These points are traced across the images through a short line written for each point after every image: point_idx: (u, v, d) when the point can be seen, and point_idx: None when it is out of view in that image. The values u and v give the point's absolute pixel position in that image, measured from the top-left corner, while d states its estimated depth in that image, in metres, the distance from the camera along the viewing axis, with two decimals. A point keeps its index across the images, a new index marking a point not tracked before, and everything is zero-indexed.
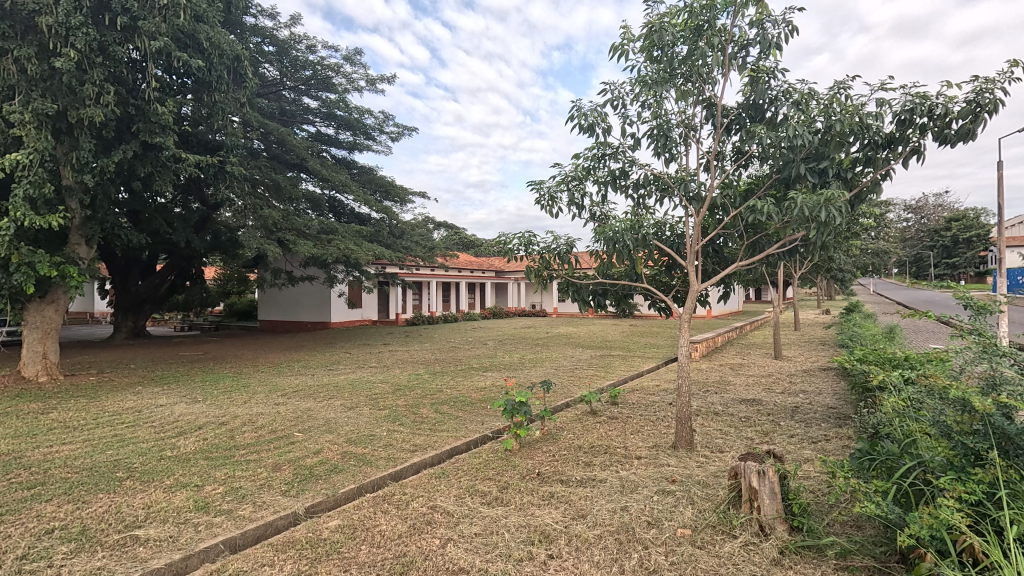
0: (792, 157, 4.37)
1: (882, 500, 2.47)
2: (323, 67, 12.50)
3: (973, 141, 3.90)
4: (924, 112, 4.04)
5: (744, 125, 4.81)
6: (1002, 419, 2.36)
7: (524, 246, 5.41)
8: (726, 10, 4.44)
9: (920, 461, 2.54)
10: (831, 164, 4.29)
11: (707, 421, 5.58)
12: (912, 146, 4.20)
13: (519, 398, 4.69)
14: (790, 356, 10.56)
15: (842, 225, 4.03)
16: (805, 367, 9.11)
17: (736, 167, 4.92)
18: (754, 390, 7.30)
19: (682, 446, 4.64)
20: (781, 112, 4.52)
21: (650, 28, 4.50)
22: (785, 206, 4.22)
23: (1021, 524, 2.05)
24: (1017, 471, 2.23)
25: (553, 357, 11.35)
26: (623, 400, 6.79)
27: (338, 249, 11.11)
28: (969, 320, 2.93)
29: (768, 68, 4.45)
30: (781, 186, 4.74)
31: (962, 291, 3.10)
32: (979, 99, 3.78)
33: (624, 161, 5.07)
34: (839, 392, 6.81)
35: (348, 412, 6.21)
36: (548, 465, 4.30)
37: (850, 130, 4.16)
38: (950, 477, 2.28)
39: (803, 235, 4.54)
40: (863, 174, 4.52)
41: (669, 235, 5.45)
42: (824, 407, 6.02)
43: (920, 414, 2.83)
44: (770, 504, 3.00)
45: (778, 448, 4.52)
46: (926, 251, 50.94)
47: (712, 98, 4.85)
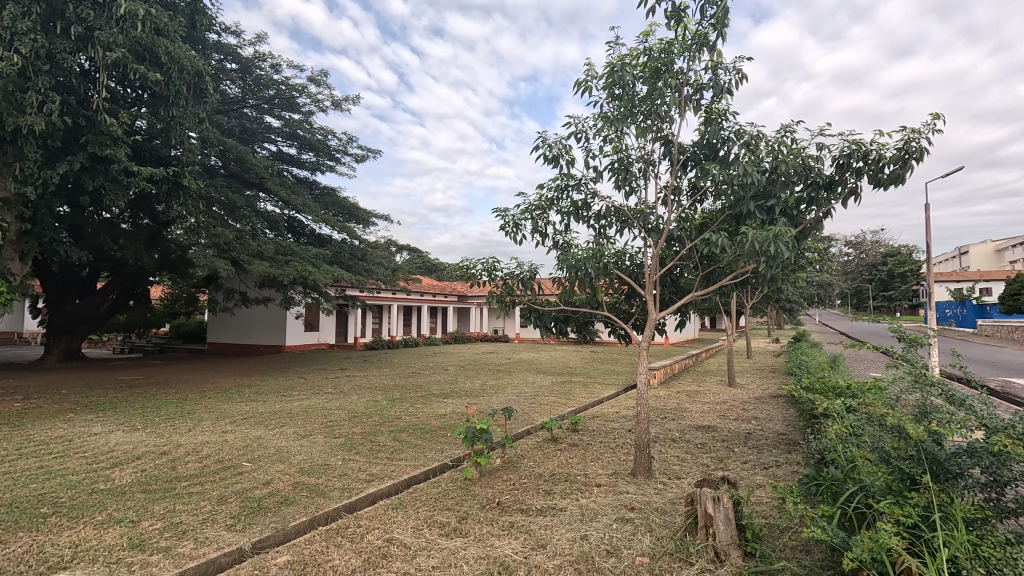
0: (743, 195, 4.63)
1: (827, 523, 2.56)
2: (287, 87, 12.43)
3: (902, 186, 4.25)
4: (859, 157, 4.39)
5: (698, 162, 5.07)
6: (932, 444, 2.51)
7: (488, 272, 5.45)
8: (683, 55, 4.72)
9: (862, 486, 2.67)
10: (778, 203, 4.56)
11: (665, 447, 5.68)
12: (850, 187, 4.53)
13: (479, 425, 4.62)
14: (743, 383, 10.88)
15: (788, 259, 4.26)
16: (757, 394, 9.40)
17: (691, 203, 5.17)
18: (709, 416, 7.49)
19: (641, 473, 4.68)
20: (733, 152, 4.80)
21: (611, 67, 4.74)
22: (736, 240, 4.45)
23: (952, 546, 2.18)
24: (947, 495, 2.38)
25: (514, 384, 11.28)
26: (584, 427, 6.83)
27: (294, 270, 10.79)
28: (903, 351, 3.12)
29: (721, 111, 4.74)
30: (732, 221, 5.02)
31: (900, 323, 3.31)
32: (908, 147, 4.13)
33: (586, 192, 5.24)
34: (788, 419, 7.05)
35: (301, 440, 5.95)
36: (508, 494, 4.24)
37: (795, 170, 4.47)
38: (888, 502, 2.40)
39: (753, 268, 4.78)
40: (806, 212, 4.84)
41: (628, 264, 5.61)
42: (775, 434, 6.23)
43: (861, 440, 2.97)
44: (724, 530, 3.07)
45: (733, 474, 4.66)
46: (865, 285, 54.15)
47: (670, 136, 5.09)
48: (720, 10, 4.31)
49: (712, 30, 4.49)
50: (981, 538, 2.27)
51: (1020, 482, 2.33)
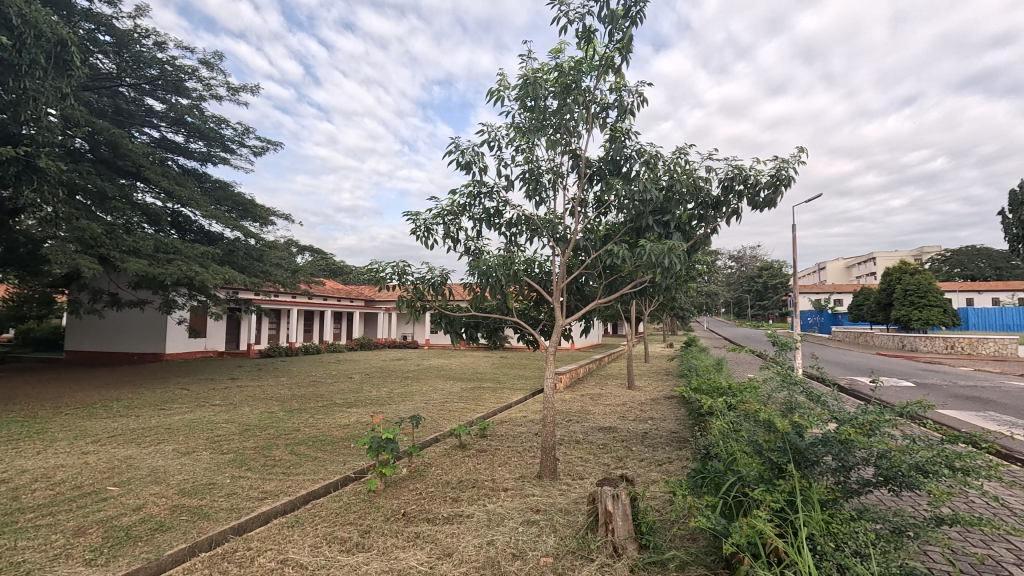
0: (642, 210, 4.97)
1: (710, 512, 2.81)
2: (173, 68, 11.27)
3: (774, 208, 4.82)
4: (741, 180, 4.90)
5: (603, 176, 5.36)
6: (796, 436, 2.84)
7: (397, 276, 5.32)
8: (591, 74, 4.97)
9: (740, 476, 2.95)
10: (673, 218, 4.95)
11: (569, 449, 5.89)
12: (733, 207, 5.05)
13: (385, 434, 4.48)
14: (641, 386, 11.60)
15: (681, 270, 4.64)
16: (653, 396, 10.08)
17: (596, 215, 5.44)
18: (610, 417, 7.91)
19: (546, 475, 4.81)
20: (634, 169, 5.14)
21: (524, 80, 4.87)
22: (636, 252, 4.76)
23: (810, 526, 2.49)
24: (806, 480, 2.71)
25: (423, 391, 11.08)
26: (492, 432, 6.88)
27: (178, 270, 9.76)
28: (774, 354, 3.52)
29: (624, 130, 5.05)
30: (632, 234, 5.36)
31: (772, 329, 3.73)
32: (780, 175, 4.69)
33: (498, 200, 5.32)
34: (680, 418, 7.64)
35: (182, 458, 5.38)
36: (414, 504, 4.15)
37: (687, 190, 4.89)
38: (761, 489, 2.68)
39: (651, 278, 5.14)
40: (696, 229, 5.31)
41: (538, 272, 5.77)
42: (668, 432, 6.72)
43: (739, 434, 3.29)
44: (622, 526, 3.24)
45: (630, 472, 4.95)
46: (745, 295, 60.34)
47: (578, 150, 5.33)
48: (625, 36, 4.61)
49: (617, 53, 4.78)
50: (832, 516, 2.61)
51: (862, 466, 2.72)
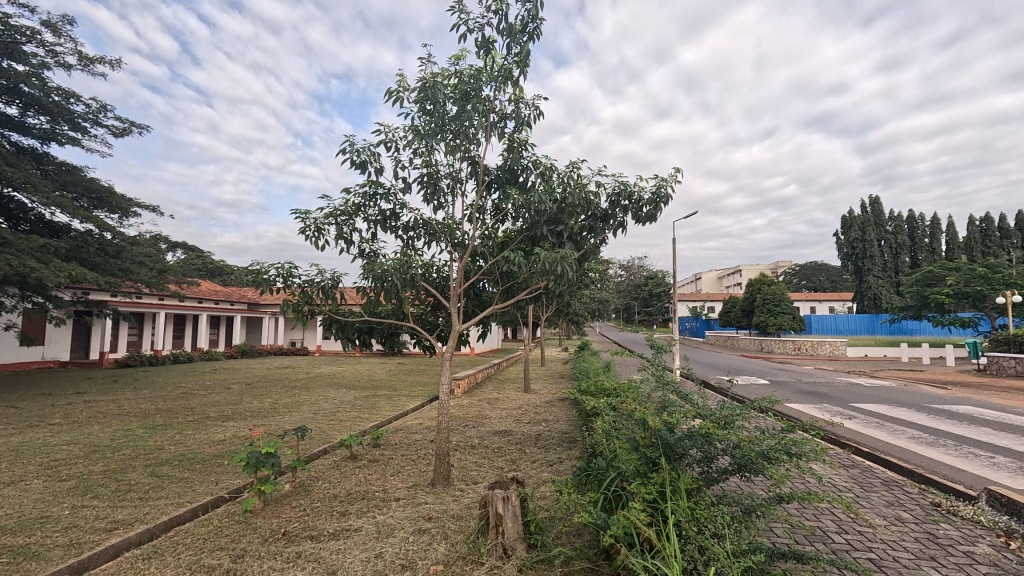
0: (537, 219, 5.15)
1: (592, 508, 2.97)
2: (5, 27, 9.55)
3: (655, 223, 5.26)
4: (626, 196, 5.28)
5: (501, 185, 5.47)
6: (667, 432, 3.11)
7: (283, 278, 4.98)
8: (490, 84, 5.07)
9: (619, 472, 3.16)
10: (566, 228, 5.19)
11: (464, 454, 5.90)
12: (619, 221, 5.43)
13: (265, 449, 4.15)
14: (536, 389, 11.97)
15: (572, 278, 4.87)
16: (547, 398, 10.46)
17: (494, 222, 5.53)
18: (506, 421, 8.05)
19: (440, 482, 4.77)
20: (530, 179, 5.31)
21: (423, 83, 4.83)
22: (531, 259, 4.92)
23: (677, 513, 2.73)
24: (675, 472, 2.98)
25: (312, 400, 10.44)
26: (385, 441, 6.67)
27: (7, 265, 8.24)
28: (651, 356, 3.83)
29: (521, 141, 5.21)
30: (528, 242, 5.53)
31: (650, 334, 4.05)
32: (660, 193, 5.16)
33: (394, 203, 5.20)
34: (571, 419, 8.00)
35: (5, 490, 4.53)
36: (296, 522, 3.89)
37: (579, 202, 5.16)
38: (636, 483, 2.89)
39: (545, 285, 5.33)
40: (588, 240, 5.62)
41: (435, 277, 5.72)
42: (559, 433, 7.00)
43: (620, 432, 3.52)
44: (512, 527, 3.31)
45: (522, 473, 5.08)
46: (633, 302, 64.88)
47: (476, 157, 5.39)
48: (523, 51, 4.77)
49: (515, 66, 4.93)
50: (695, 503, 2.89)
51: (720, 456, 3.05)
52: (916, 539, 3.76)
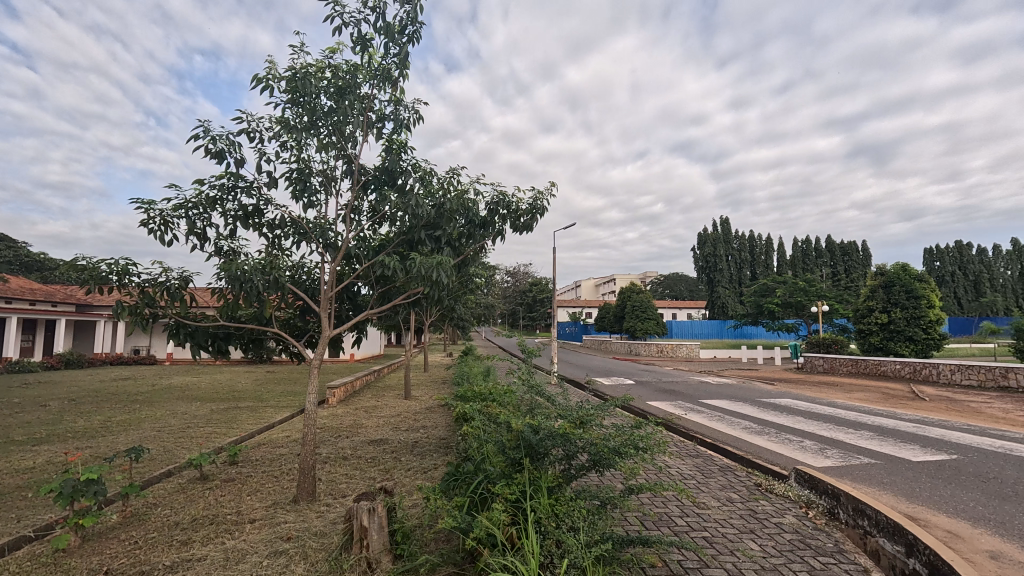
0: (415, 224, 5.10)
1: (458, 512, 3.00)
2: None
3: (531, 233, 5.52)
4: (504, 205, 5.47)
5: (378, 186, 5.33)
6: (530, 433, 3.26)
7: (117, 276, 4.33)
8: (368, 83, 4.92)
9: (486, 475, 3.23)
10: (444, 234, 5.20)
11: (334, 467, 5.60)
12: (498, 230, 5.62)
13: (86, 475, 3.55)
14: (417, 395, 11.77)
15: (449, 284, 4.86)
16: (428, 404, 10.34)
17: (370, 224, 5.36)
18: (382, 429, 7.80)
19: (304, 498, 4.48)
20: (409, 182, 5.25)
21: (294, 73, 4.55)
22: (408, 264, 4.84)
23: (538, 511, 2.86)
24: (537, 471, 3.11)
25: (157, 416, 9.18)
26: (244, 458, 6.09)
27: None
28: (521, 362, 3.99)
29: (400, 144, 5.14)
30: (406, 246, 5.45)
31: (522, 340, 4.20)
32: (536, 205, 5.55)
33: (258, 197, 4.80)
34: (449, 424, 7.99)
35: None
36: (123, 558, 3.38)
37: (458, 209, 5.21)
38: (500, 485, 2.98)
39: (422, 290, 5.28)
40: (467, 246, 5.71)
41: (304, 279, 5.38)
42: (437, 439, 6.96)
43: (488, 436, 3.60)
44: (377, 539, 3.20)
45: (395, 483, 4.96)
46: (517, 308, 66.88)
47: (352, 156, 5.19)
48: (402, 53, 4.71)
49: (395, 68, 4.85)
50: (555, 500, 3.05)
51: (579, 454, 3.27)
52: (740, 515, 4.35)
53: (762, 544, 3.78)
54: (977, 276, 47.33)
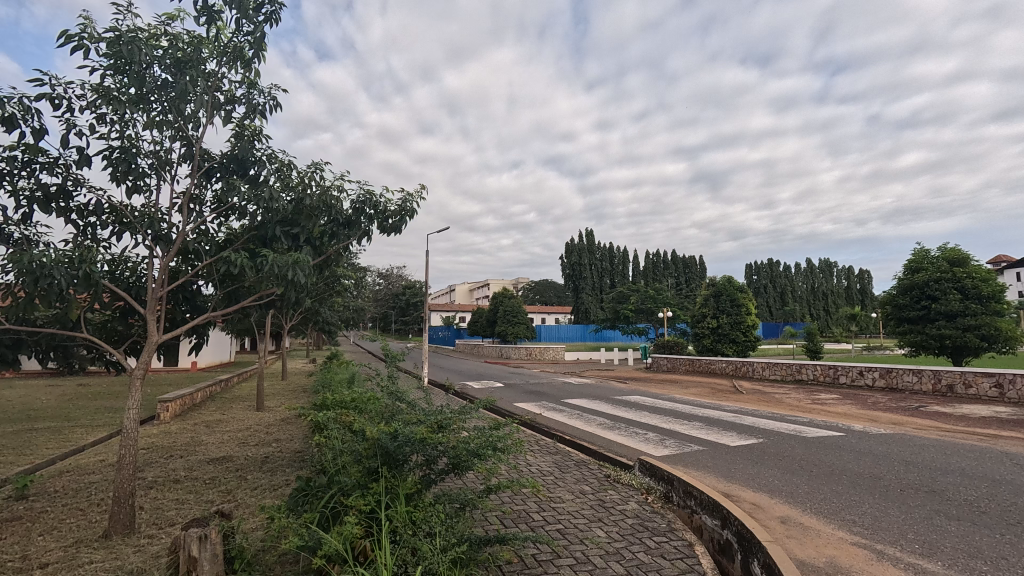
0: (270, 218, 4.69)
1: (306, 530, 2.79)
2: None
3: (400, 235, 5.44)
4: (371, 205, 5.31)
5: (225, 175, 4.81)
6: (388, 440, 3.17)
7: None
8: (216, 59, 4.43)
9: (340, 487, 3.06)
10: (303, 232, 4.86)
11: (161, 492, 4.87)
12: (364, 230, 5.36)
13: None
14: (271, 406, 10.78)
15: (307, 285, 4.51)
16: (284, 415, 9.52)
17: (214, 216, 4.80)
18: (226, 446, 6.99)
19: (117, 532, 3.81)
20: (264, 174, 4.82)
21: (119, 36, 3.92)
22: (259, 262, 4.41)
23: (393, 520, 2.78)
24: (394, 479, 3.03)
25: None
26: (37, 491, 5.01)
27: None
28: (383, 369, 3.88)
29: (254, 130, 4.71)
30: (258, 243, 4.98)
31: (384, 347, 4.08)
32: (406, 206, 5.43)
33: (65, 177, 4.03)
34: (307, 436, 7.44)
35: None
36: None
37: (319, 206, 4.90)
38: (354, 496, 2.84)
39: (276, 291, 4.87)
40: (330, 246, 5.36)
41: (127, 275, 4.62)
42: (291, 453, 6.43)
43: (345, 447, 3.43)
44: (209, 570, 2.83)
45: (238, 505, 4.46)
46: (389, 311, 64.92)
47: (194, 139, 4.62)
48: (258, 32, 4.33)
49: (249, 47, 4.44)
50: (413, 507, 2.99)
51: (438, 458, 3.26)
52: (591, 506, 4.70)
53: (608, 531, 4.11)
54: (781, 289, 57.15)
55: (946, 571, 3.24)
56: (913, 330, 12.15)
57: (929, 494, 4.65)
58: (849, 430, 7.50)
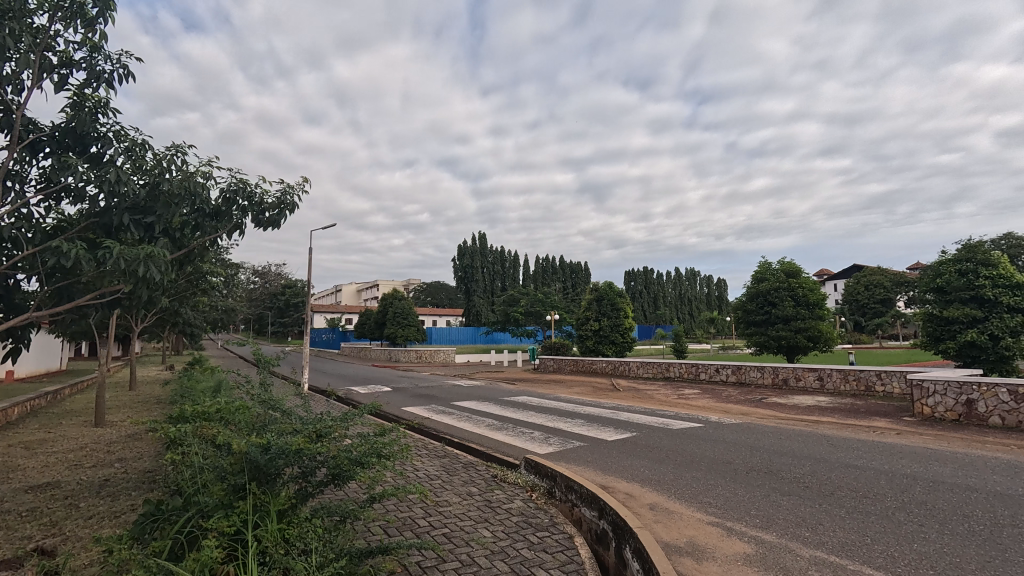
0: (116, 204, 4.07)
1: (154, 561, 2.44)
2: None
3: (277, 229, 5.06)
4: (244, 195, 4.89)
5: (57, 151, 4.10)
6: (257, 453, 2.90)
7: None
8: (47, 14, 3.77)
9: (199, 508, 2.74)
10: (159, 221, 4.28)
11: None
12: (236, 222, 4.99)
13: None
14: (114, 421, 9.31)
15: (162, 282, 3.96)
16: (131, 431, 8.29)
17: (39, 197, 4.05)
18: (50, 470, 5.89)
19: None
20: (109, 153, 4.20)
21: None
22: (101, 253, 3.79)
23: (263, 540, 2.54)
24: (265, 495, 2.78)
25: None
26: None
27: None
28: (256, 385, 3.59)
29: (97, 101, 4.09)
30: (100, 231, 4.31)
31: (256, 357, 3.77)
32: (285, 199, 5.05)
33: None
34: (159, 453, 6.55)
35: None
36: None
37: (179, 193, 4.35)
38: (216, 518, 2.55)
39: (123, 287, 4.24)
40: (195, 238, 4.93)
41: None
42: (138, 473, 5.60)
43: (207, 466, 3.09)
44: None
45: (65, 539, 3.78)
46: (266, 312, 59.79)
47: (14, 105, 3.88)
48: None
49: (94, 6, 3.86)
50: (287, 524, 2.76)
51: (316, 469, 3.07)
52: (478, 507, 4.74)
53: (493, 530, 4.17)
54: (655, 294, 62.57)
55: (778, 539, 3.78)
56: (758, 333, 14.01)
57: (767, 474, 5.39)
58: (707, 421, 8.42)
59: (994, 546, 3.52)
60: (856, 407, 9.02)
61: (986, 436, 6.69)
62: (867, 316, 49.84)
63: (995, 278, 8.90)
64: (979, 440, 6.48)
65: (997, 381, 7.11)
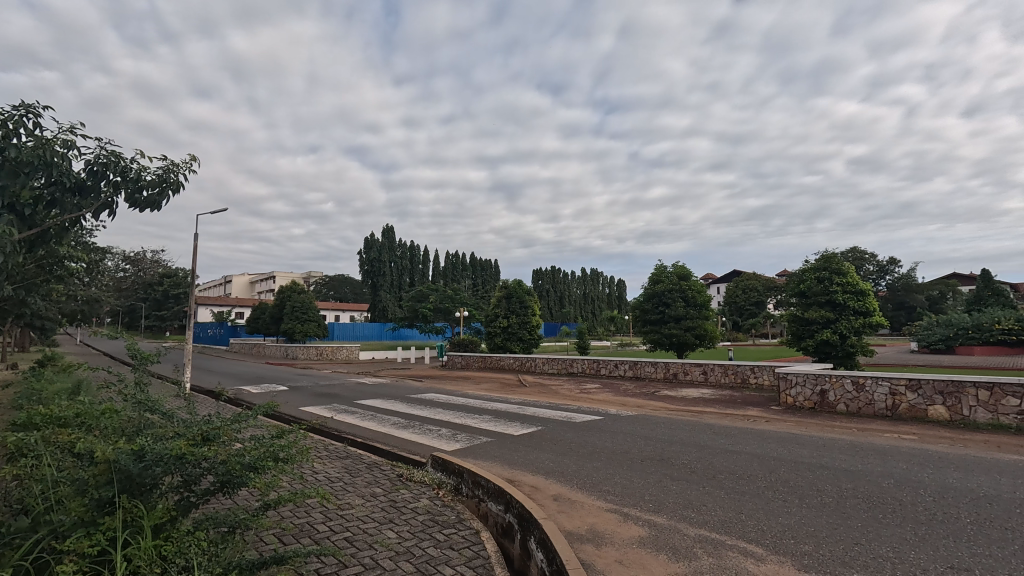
0: None
1: None
2: None
3: (158, 211, 4.52)
4: (116, 171, 4.32)
5: None
6: (127, 462, 2.55)
7: None
8: None
9: (52, 528, 2.37)
10: (3, 193, 3.65)
11: None
12: (105, 200, 4.39)
13: None
14: None
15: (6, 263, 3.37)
16: None
17: None
18: None
19: None
20: None
21: None
22: None
23: (134, 558, 2.25)
24: (137, 508, 2.47)
25: None
26: None
27: None
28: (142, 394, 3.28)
29: None
30: None
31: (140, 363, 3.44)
32: (167, 177, 4.53)
33: None
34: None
35: None
36: None
37: (30, 162, 3.73)
38: (73, 538, 2.22)
39: None
40: (51, 216, 4.27)
41: None
42: None
43: (64, 481, 2.68)
44: None
45: None
46: (138, 304, 53.25)
47: None
48: None
49: None
50: (163, 540, 2.47)
51: (202, 477, 2.78)
52: (382, 508, 4.59)
53: (398, 531, 4.06)
54: (560, 293, 64.91)
55: (669, 522, 4.08)
56: (653, 330, 15.04)
57: (660, 461, 5.81)
58: (607, 414, 8.90)
59: (840, 514, 4.10)
60: (734, 398, 10.03)
61: (835, 421, 7.76)
62: (743, 317, 55.67)
63: (844, 285, 10.33)
64: (829, 424, 7.51)
65: (843, 373, 8.28)
